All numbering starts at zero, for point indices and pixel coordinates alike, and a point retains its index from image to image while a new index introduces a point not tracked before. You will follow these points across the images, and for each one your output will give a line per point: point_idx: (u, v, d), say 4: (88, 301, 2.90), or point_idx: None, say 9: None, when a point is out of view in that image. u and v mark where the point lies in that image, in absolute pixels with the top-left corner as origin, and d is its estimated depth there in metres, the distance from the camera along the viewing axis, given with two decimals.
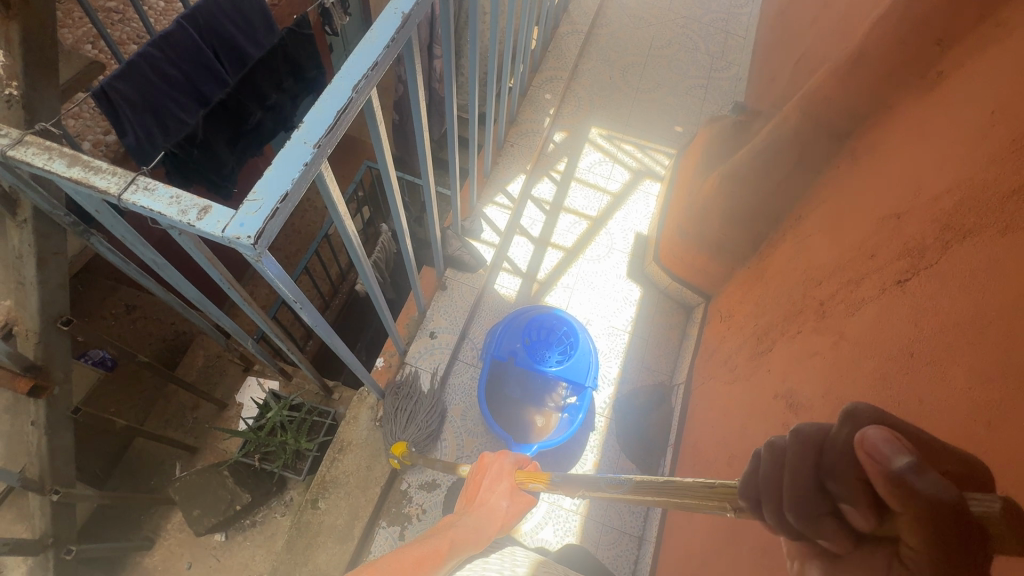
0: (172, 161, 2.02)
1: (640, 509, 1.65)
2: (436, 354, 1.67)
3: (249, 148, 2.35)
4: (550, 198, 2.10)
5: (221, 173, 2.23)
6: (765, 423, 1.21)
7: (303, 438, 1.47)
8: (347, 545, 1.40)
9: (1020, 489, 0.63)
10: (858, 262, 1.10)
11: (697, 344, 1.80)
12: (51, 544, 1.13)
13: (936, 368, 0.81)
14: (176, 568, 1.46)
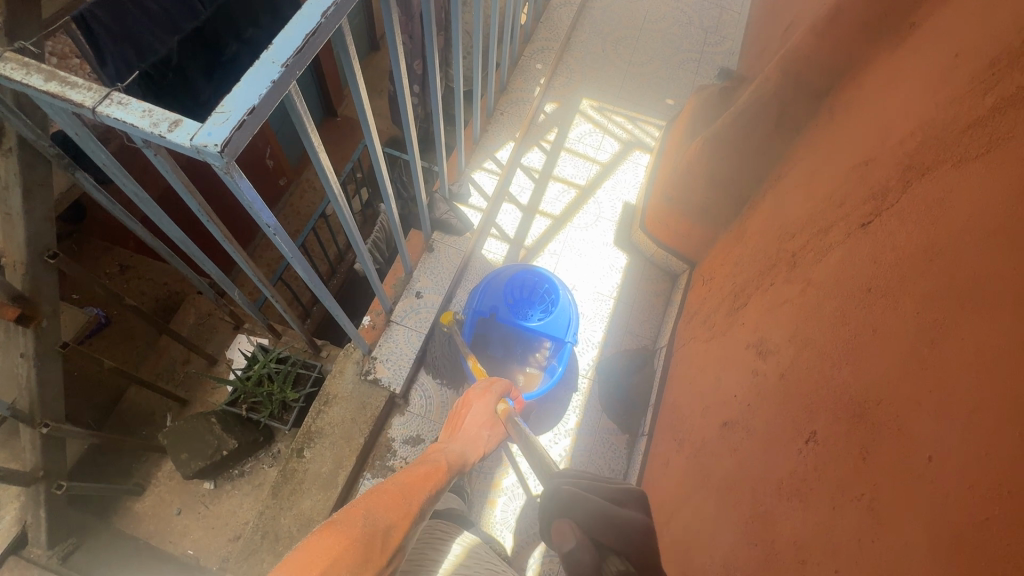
0: (149, 84, 2.18)
1: (621, 467, 1.68)
2: (420, 313, 1.67)
3: (226, 81, 2.51)
4: (539, 167, 2.12)
5: (197, 101, 2.40)
6: (736, 372, 1.24)
7: (290, 389, 1.51)
8: (331, 492, 1.44)
9: (955, 399, 0.65)
10: (828, 212, 1.12)
11: (680, 309, 1.83)
12: (43, 477, 1.17)
13: (890, 300, 0.83)
14: (167, 513, 1.51)
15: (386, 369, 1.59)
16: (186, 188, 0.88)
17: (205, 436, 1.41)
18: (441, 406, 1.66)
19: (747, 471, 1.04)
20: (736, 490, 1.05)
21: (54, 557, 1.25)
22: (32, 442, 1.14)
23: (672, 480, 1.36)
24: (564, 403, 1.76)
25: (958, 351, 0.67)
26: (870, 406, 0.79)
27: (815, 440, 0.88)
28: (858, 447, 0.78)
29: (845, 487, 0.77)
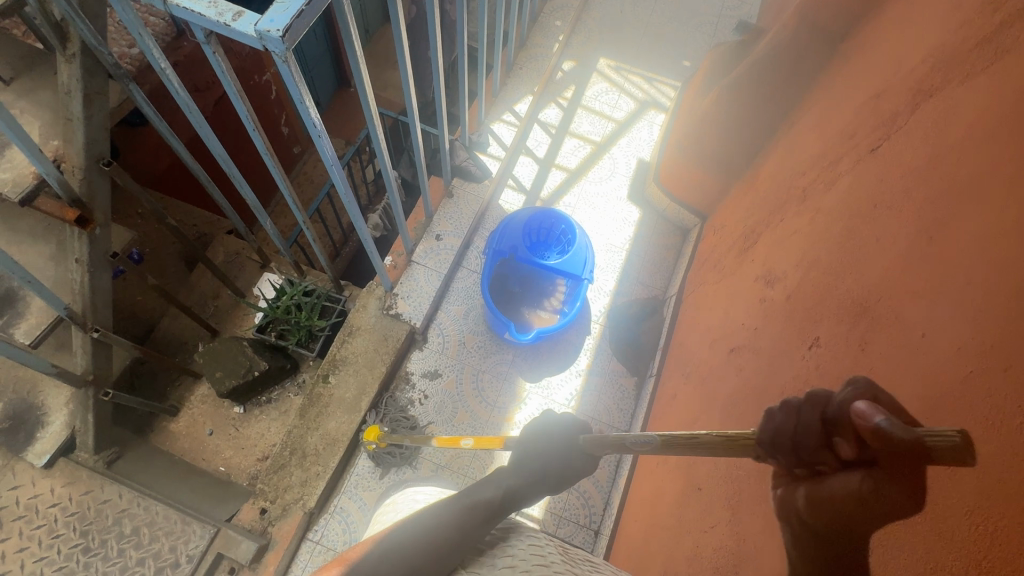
0: None
1: (629, 407, 1.74)
2: (440, 255, 1.76)
3: None
4: (556, 122, 2.16)
5: None
6: (744, 304, 1.30)
7: (317, 319, 1.59)
8: (354, 416, 1.52)
9: (947, 282, 0.71)
10: (839, 145, 1.17)
11: (691, 260, 1.88)
12: (92, 382, 1.26)
13: (893, 210, 0.89)
14: (200, 434, 1.60)
15: (407, 305, 1.66)
16: (238, 93, 0.92)
17: (237, 357, 1.48)
18: (457, 344, 1.74)
19: (751, 385, 1.11)
20: (741, 404, 1.11)
21: (99, 461, 1.34)
22: (83, 347, 1.23)
23: (678, 410, 1.43)
24: (576, 345, 1.81)
25: (952, 241, 0.73)
26: (870, 304, 0.84)
27: (819, 344, 0.93)
28: (858, 340, 0.84)
29: (843, 376, 0.83)
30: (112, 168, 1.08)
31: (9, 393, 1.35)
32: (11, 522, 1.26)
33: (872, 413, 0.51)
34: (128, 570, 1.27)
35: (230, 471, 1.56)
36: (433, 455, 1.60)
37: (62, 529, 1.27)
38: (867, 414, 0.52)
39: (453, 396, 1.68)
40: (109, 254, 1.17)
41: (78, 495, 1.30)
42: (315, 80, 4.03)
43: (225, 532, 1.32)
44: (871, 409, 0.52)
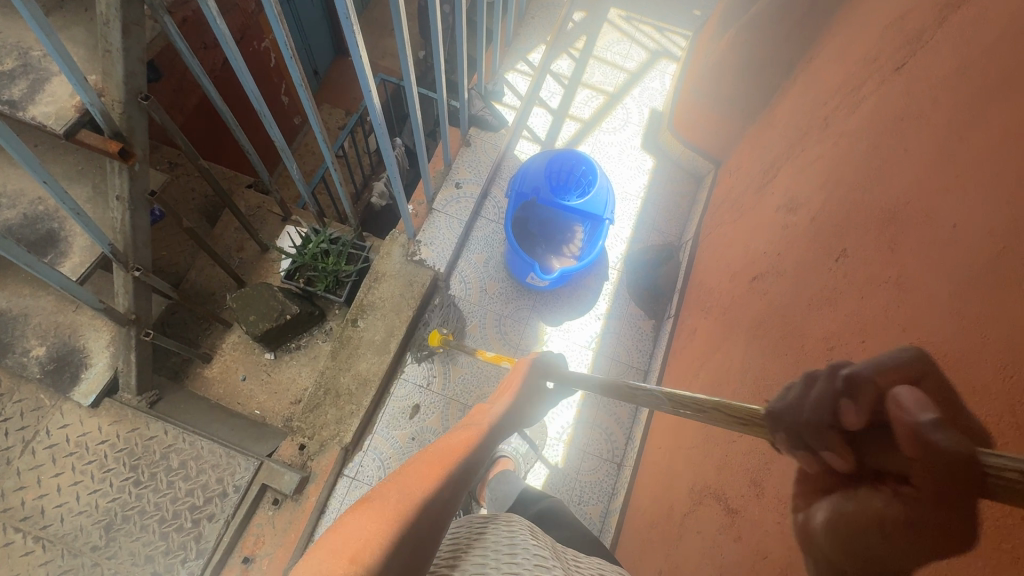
0: None
1: (648, 348, 1.80)
2: (461, 202, 1.79)
3: None
4: (569, 73, 2.16)
5: None
6: (765, 234, 1.34)
7: (344, 265, 1.62)
8: (384, 356, 1.56)
9: (977, 175, 0.74)
10: (861, 70, 1.19)
11: (706, 204, 1.90)
12: (134, 322, 1.29)
13: (919, 120, 0.92)
14: (233, 379, 1.64)
15: (431, 251, 1.70)
16: (278, 16, 0.94)
17: (269, 301, 1.51)
18: (479, 290, 1.78)
19: (776, 305, 1.15)
20: (765, 327, 1.15)
21: (142, 401, 1.39)
22: (125, 287, 1.25)
23: (698, 342, 1.49)
24: (595, 291, 1.85)
25: (982, 135, 0.76)
26: (898, 208, 0.88)
27: (845, 256, 0.97)
28: (887, 243, 0.87)
29: (873, 277, 0.87)
30: (148, 103, 1.09)
31: (51, 338, 1.38)
32: (63, 458, 1.32)
33: (918, 407, 0.45)
34: (178, 501, 1.32)
35: (265, 414, 1.61)
36: (460, 396, 1.66)
37: (112, 464, 1.33)
38: (909, 408, 0.46)
39: (478, 339, 1.73)
40: (147, 193, 1.19)
41: (125, 432, 1.35)
42: (313, 48, 3.96)
43: (268, 464, 1.39)
44: (917, 403, 0.46)
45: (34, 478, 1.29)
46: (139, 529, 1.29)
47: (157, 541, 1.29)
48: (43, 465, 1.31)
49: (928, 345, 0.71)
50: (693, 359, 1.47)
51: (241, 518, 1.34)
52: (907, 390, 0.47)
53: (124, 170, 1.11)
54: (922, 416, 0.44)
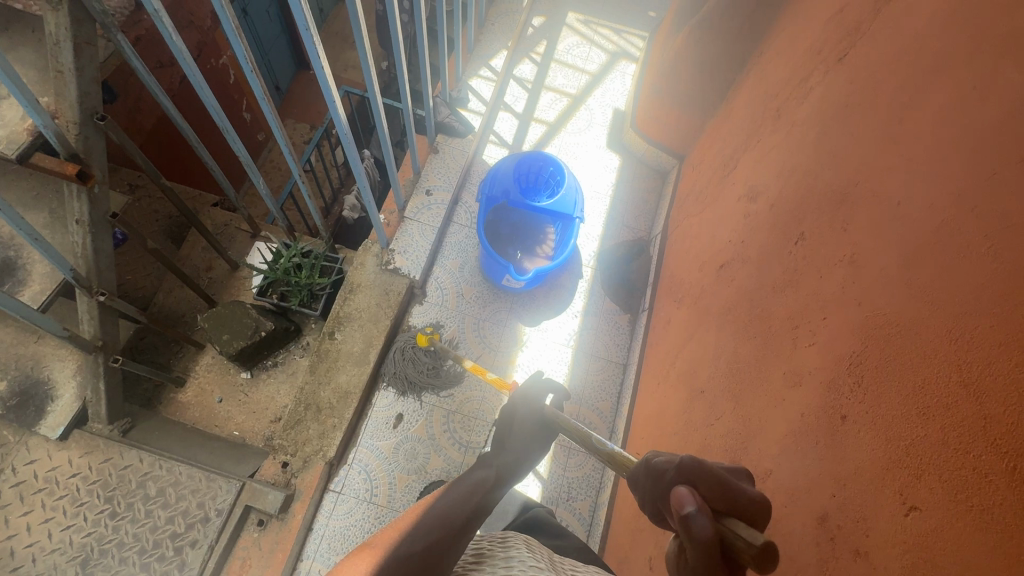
0: None
1: (625, 342, 1.83)
2: (432, 209, 1.80)
3: None
4: (531, 77, 2.20)
5: None
6: (729, 223, 1.38)
7: (318, 277, 1.61)
8: (364, 368, 1.56)
9: (917, 155, 0.79)
10: (807, 62, 1.25)
11: (672, 199, 1.96)
12: (101, 348, 1.25)
13: (862, 107, 0.97)
14: (208, 402, 1.60)
15: (405, 260, 1.70)
16: (235, 30, 0.94)
17: (243, 318, 1.49)
18: (456, 295, 1.79)
19: (743, 291, 1.19)
20: (735, 313, 1.19)
21: (114, 430, 1.34)
22: (89, 314, 1.21)
23: (673, 332, 1.52)
24: (570, 289, 1.88)
25: (919, 118, 0.81)
26: (848, 191, 0.93)
27: (805, 240, 1.01)
28: (840, 223, 0.92)
29: (829, 257, 0.92)
30: (104, 123, 1.07)
31: (13, 372, 1.33)
32: (32, 496, 1.27)
33: (686, 500, 0.57)
34: (158, 530, 1.28)
35: (244, 435, 1.58)
36: (443, 403, 1.66)
37: (86, 497, 1.28)
38: (681, 502, 0.57)
39: (457, 345, 1.74)
40: (108, 215, 1.16)
41: (97, 463, 1.31)
42: (273, 63, 3.91)
43: (251, 485, 1.36)
44: (687, 495, 0.57)
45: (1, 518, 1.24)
46: (118, 563, 1.25)
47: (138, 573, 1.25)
48: (10, 504, 1.25)
49: (882, 316, 0.75)
50: (669, 349, 1.50)
51: (225, 542, 1.30)
52: (683, 486, 0.58)
53: (83, 193, 1.09)
54: (686, 510, 0.56)
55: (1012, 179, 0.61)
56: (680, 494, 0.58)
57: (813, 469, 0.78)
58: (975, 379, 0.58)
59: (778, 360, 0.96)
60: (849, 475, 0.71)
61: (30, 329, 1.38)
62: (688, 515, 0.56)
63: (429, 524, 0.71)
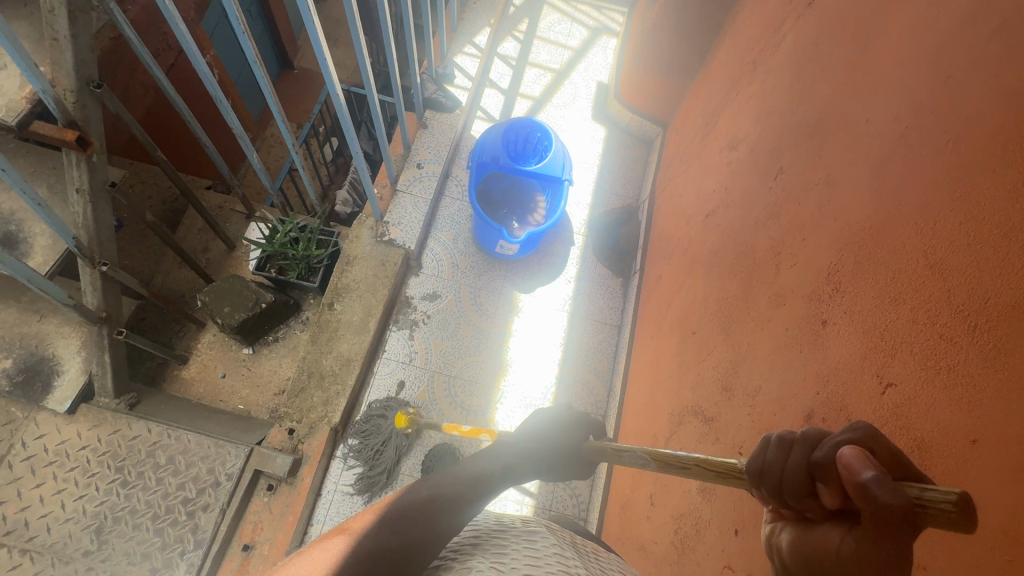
0: None
1: (619, 304, 1.88)
2: (424, 181, 1.83)
3: None
4: (515, 55, 2.23)
5: None
6: (713, 174, 1.43)
7: (315, 250, 1.63)
8: (364, 336, 1.59)
9: (883, 75, 0.83)
10: (779, 12, 1.29)
11: (658, 165, 2.00)
12: (105, 320, 1.27)
13: (830, 43, 1.02)
14: (212, 377, 1.62)
15: (399, 231, 1.73)
16: None
17: (243, 291, 1.52)
18: (451, 265, 1.82)
19: (728, 234, 1.23)
20: (722, 256, 1.23)
21: (121, 403, 1.36)
22: (93, 285, 1.23)
23: (664, 287, 1.57)
24: (563, 256, 1.92)
25: (883, 41, 0.85)
26: (821, 121, 0.98)
27: (784, 174, 1.06)
28: (815, 152, 0.97)
29: (806, 184, 0.97)
30: (101, 91, 1.09)
31: (17, 350, 1.35)
32: (43, 469, 1.29)
33: (859, 464, 0.46)
34: (169, 496, 1.31)
35: (249, 408, 1.60)
36: (443, 369, 1.70)
37: (96, 468, 1.30)
38: (854, 466, 0.46)
39: (456, 312, 1.77)
40: (106, 184, 1.19)
41: (106, 435, 1.33)
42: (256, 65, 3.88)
43: (259, 450, 1.39)
44: (858, 460, 0.46)
45: (14, 492, 1.26)
46: (131, 529, 1.27)
47: (152, 538, 1.27)
48: (21, 478, 1.27)
49: (854, 225, 0.80)
50: (661, 302, 1.55)
51: (236, 506, 1.33)
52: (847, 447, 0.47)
53: (82, 161, 1.11)
54: (864, 474, 0.45)
55: (967, 76, 0.66)
56: (850, 458, 0.46)
57: (799, 374, 0.83)
58: (939, 257, 0.63)
59: (763, 287, 1.01)
60: (830, 371, 0.76)
61: (32, 308, 1.39)
62: (864, 482, 0.45)
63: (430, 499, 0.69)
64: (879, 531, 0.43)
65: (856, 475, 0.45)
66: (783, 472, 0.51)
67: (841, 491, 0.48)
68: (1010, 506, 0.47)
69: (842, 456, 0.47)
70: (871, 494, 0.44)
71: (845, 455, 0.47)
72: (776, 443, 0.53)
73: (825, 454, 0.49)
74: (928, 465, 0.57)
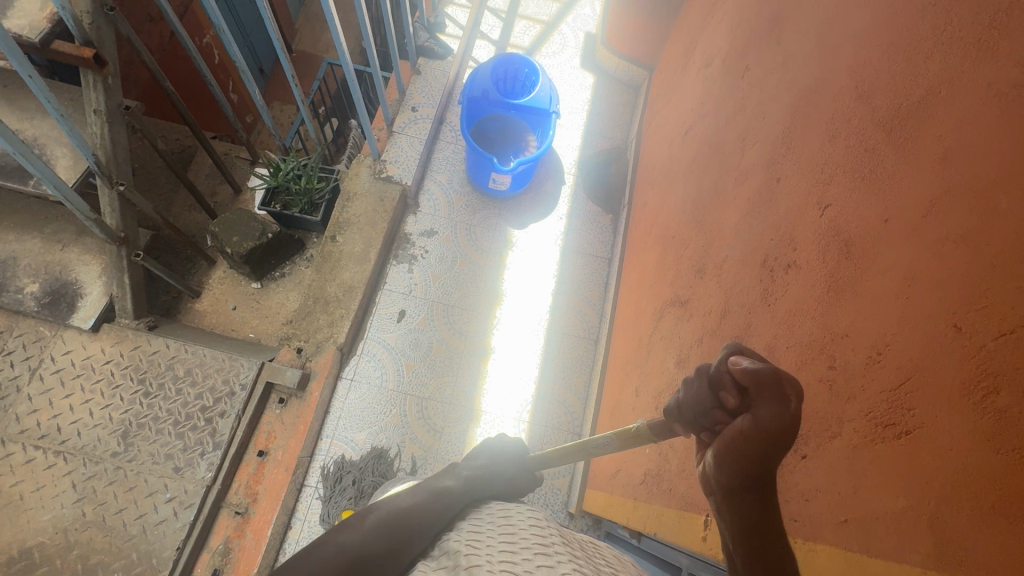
0: None
1: (609, 239, 1.96)
2: (419, 123, 1.91)
3: None
4: (505, 7, 2.30)
5: None
6: (692, 94, 1.50)
7: (316, 184, 1.72)
8: (366, 265, 1.67)
9: None
10: None
11: (644, 106, 2.07)
12: (123, 241, 1.37)
13: None
14: (224, 309, 1.72)
15: (396, 168, 1.81)
16: None
17: (250, 223, 1.61)
18: (447, 204, 1.91)
19: (702, 142, 1.31)
20: (697, 165, 1.29)
21: (141, 324, 1.46)
22: (111, 207, 1.32)
23: (649, 210, 1.64)
24: (555, 194, 2.00)
25: None
26: (781, 17, 1.05)
27: (750, 72, 1.12)
28: (775, 44, 1.04)
29: (768, 72, 1.04)
30: (113, 15, 1.19)
31: (43, 275, 1.45)
32: (72, 381, 1.39)
33: (741, 358, 0.48)
34: (189, 405, 1.40)
35: (259, 336, 1.70)
36: (442, 299, 1.79)
37: (121, 380, 1.40)
38: (736, 363, 0.49)
39: (453, 248, 1.86)
40: (121, 108, 1.27)
41: (128, 351, 1.43)
42: (256, 46, 3.90)
43: (270, 364, 1.48)
44: (741, 358, 0.49)
45: (46, 401, 1.36)
46: (155, 433, 1.37)
47: (174, 441, 1.37)
48: (53, 389, 1.37)
49: (804, 91, 0.88)
50: (646, 224, 1.62)
51: (250, 413, 1.43)
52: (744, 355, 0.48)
53: (99, 83, 1.20)
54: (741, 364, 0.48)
55: None
56: (737, 361, 0.49)
57: (759, 231, 0.90)
58: (866, 84, 0.71)
59: (732, 175, 1.08)
60: (782, 217, 0.84)
61: (55, 238, 1.50)
62: (744, 367, 0.47)
63: (410, 504, 0.66)
64: (770, 393, 0.44)
65: (740, 366, 0.48)
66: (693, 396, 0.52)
67: (740, 392, 0.49)
68: (908, 257, 0.56)
69: (729, 362, 0.49)
70: (751, 371, 0.46)
71: (728, 362, 0.50)
72: (685, 385, 0.55)
73: (719, 371, 0.50)
74: (852, 256, 0.65)
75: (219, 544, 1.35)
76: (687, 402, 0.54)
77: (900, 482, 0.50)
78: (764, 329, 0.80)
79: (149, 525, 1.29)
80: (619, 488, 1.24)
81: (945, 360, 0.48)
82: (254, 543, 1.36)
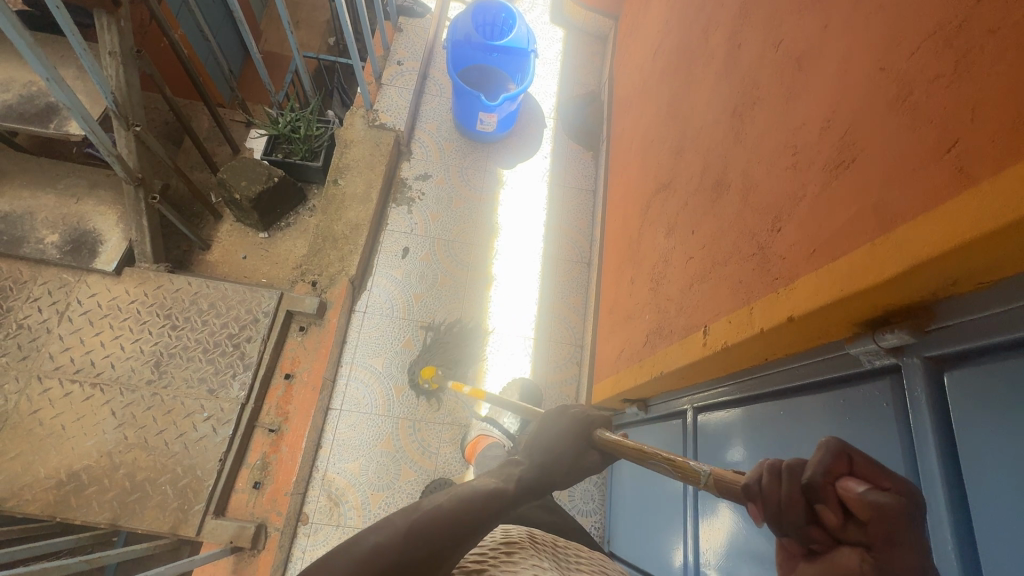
0: None
1: (592, 174, 2.10)
2: (406, 75, 2.03)
3: None
4: None
5: None
6: (657, 17, 1.65)
7: (315, 132, 1.83)
8: (369, 204, 1.77)
9: None
10: None
11: (613, 52, 2.23)
12: (141, 182, 1.43)
13: None
14: (235, 258, 1.79)
15: (389, 117, 1.93)
16: None
17: (256, 169, 1.69)
18: (438, 150, 2.02)
19: (670, 55, 1.46)
20: (669, 72, 1.44)
21: (160, 266, 1.54)
22: (128, 148, 1.40)
23: (627, 132, 1.78)
24: (538, 136, 2.13)
25: None
26: None
27: None
28: None
29: None
30: None
31: (61, 227, 1.52)
32: (100, 320, 1.45)
33: (858, 485, 0.38)
34: (216, 333, 1.49)
35: (272, 281, 1.77)
36: (441, 235, 1.90)
37: (147, 317, 1.48)
38: (849, 488, 0.38)
39: (448, 189, 1.97)
40: (134, 53, 1.37)
41: (151, 290, 1.50)
42: None
43: (288, 295, 1.57)
44: (860, 482, 0.38)
45: (77, 339, 1.43)
46: (186, 361, 1.45)
47: (205, 366, 1.45)
48: (82, 329, 1.44)
49: None
50: (626, 146, 1.76)
51: (274, 338, 1.52)
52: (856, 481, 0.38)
53: (112, 25, 1.30)
54: (863, 492, 0.37)
55: None
56: (854, 490, 0.38)
57: (726, 93, 1.04)
58: None
59: (699, 65, 1.23)
60: (746, 70, 0.98)
61: (69, 193, 1.56)
62: (864, 497, 0.37)
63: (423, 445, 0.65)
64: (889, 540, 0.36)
65: (855, 492, 0.38)
66: (779, 502, 0.40)
67: (842, 517, 0.38)
68: (842, 42, 0.71)
69: (842, 486, 0.38)
70: (876, 503, 0.36)
71: (840, 482, 0.38)
72: (768, 469, 0.43)
73: (812, 484, 0.39)
74: (802, 67, 0.80)
75: (257, 460, 1.43)
76: (770, 496, 0.42)
77: (855, 199, 0.63)
78: (738, 162, 0.95)
79: (191, 442, 1.38)
80: (624, 365, 1.38)
81: (874, 95, 0.63)
82: (290, 455, 1.45)
